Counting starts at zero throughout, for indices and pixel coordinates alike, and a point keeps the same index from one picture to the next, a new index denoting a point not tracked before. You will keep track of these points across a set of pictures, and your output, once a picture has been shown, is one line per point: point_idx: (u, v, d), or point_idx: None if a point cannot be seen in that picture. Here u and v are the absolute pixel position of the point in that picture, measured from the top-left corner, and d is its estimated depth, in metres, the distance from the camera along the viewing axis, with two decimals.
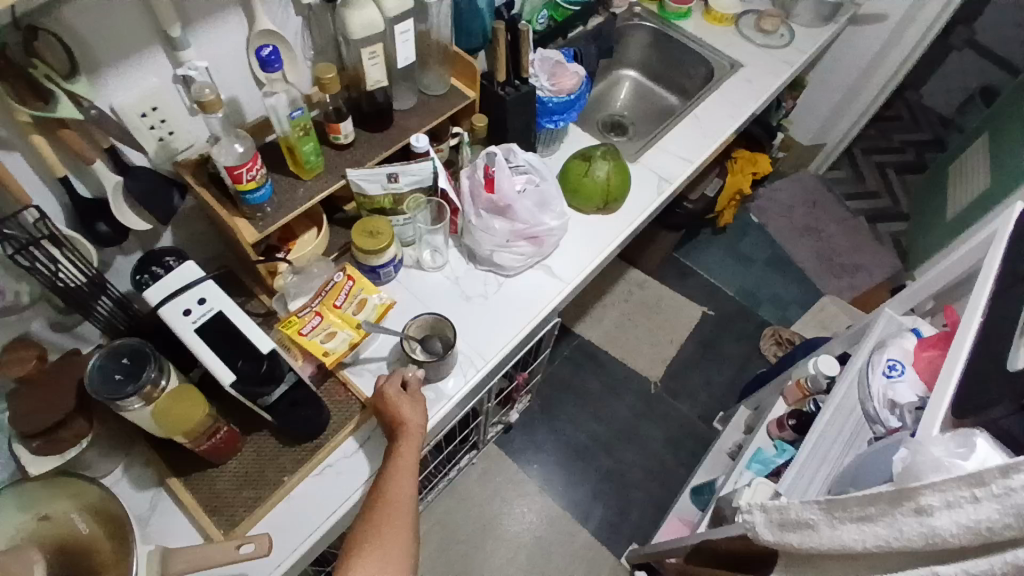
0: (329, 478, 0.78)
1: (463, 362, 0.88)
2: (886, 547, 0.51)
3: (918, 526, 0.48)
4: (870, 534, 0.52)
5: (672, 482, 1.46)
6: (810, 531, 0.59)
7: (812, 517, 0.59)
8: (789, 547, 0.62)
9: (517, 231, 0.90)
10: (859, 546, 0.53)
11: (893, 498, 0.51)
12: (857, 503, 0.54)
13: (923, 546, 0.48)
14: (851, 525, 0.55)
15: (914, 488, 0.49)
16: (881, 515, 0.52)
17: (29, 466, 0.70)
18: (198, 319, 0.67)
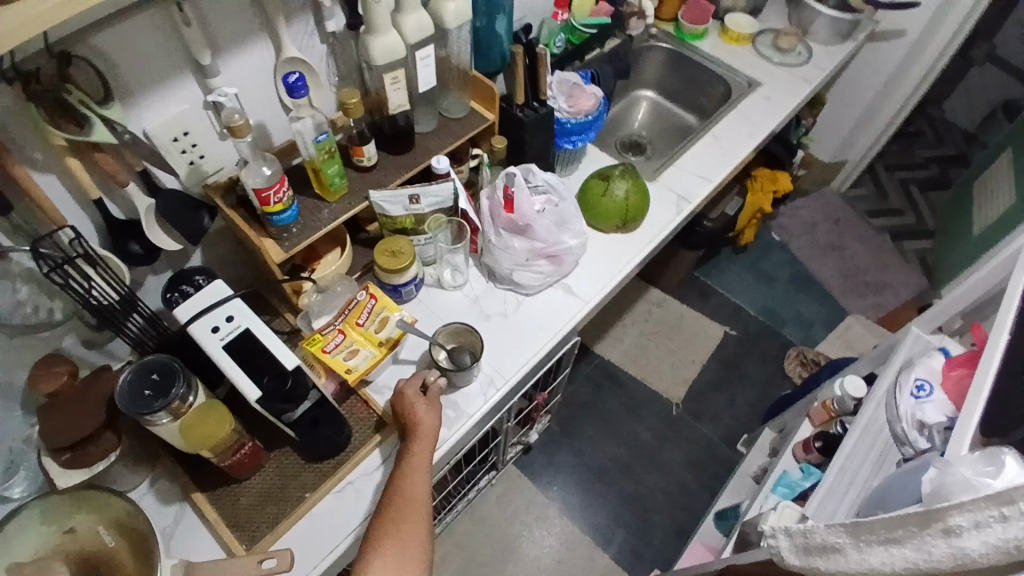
0: (351, 492, 0.79)
1: (483, 380, 0.88)
2: (916, 569, 0.49)
3: (948, 547, 0.47)
4: (898, 556, 0.51)
5: (696, 505, 1.44)
6: (836, 556, 0.57)
7: (839, 541, 0.57)
8: (815, 572, 0.60)
9: (536, 249, 0.91)
10: (886, 569, 0.52)
11: (921, 519, 0.50)
12: (883, 525, 0.53)
13: (953, 568, 0.47)
14: (878, 548, 0.53)
15: (943, 509, 0.48)
16: (908, 537, 0.50)
17: (58, 479, 0.72)
18: (226, 336, 0.69)
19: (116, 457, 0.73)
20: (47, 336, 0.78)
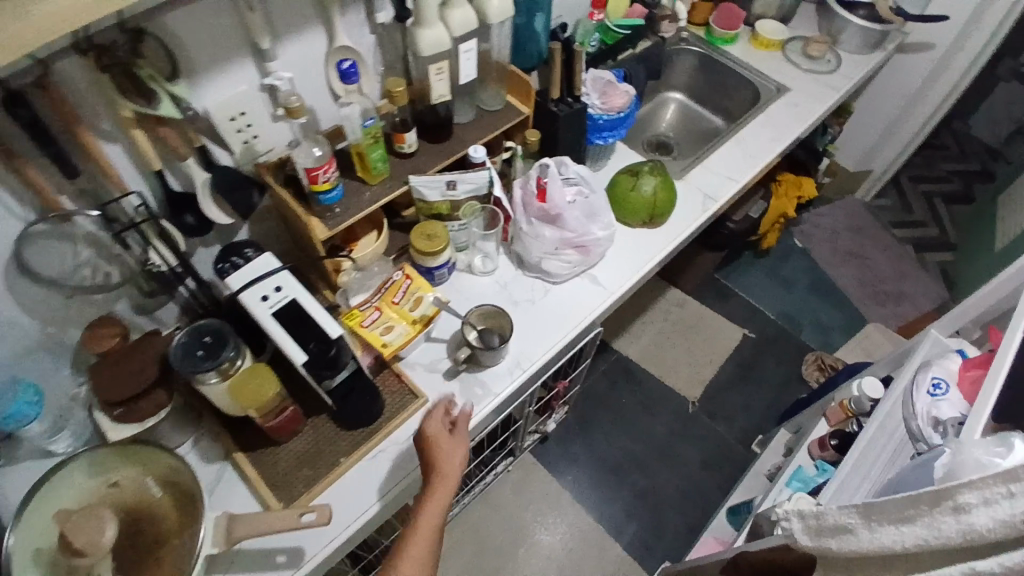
0: (382, 459, 0.84)
1: (510, 363, 0.92)
2: (925, 546, 0.52)
3: (956, 522, 0.50)
4: (908, 533, 0.53)
5: (708, 502, 1.46)
6: (847, 535, 0.60)
7: (851, 522, 0.59)
8: (827, 552, 0.63)
9: (566, 239, 0.94)
10: (897, 546, 0.54)
11: (933, 498, 0.52)
12: (894, 504, 0.55)
13: (961, 543, 0.49)
14: (888, 526, 0.56)
15: (952, 487, 0.51)
16: (919, 516, 0.53)
17: (109, 431, 0.78)
18: (275, 304, 0.73)
19: (165, 412, 0.79)
20: (101, 300, 0.83)
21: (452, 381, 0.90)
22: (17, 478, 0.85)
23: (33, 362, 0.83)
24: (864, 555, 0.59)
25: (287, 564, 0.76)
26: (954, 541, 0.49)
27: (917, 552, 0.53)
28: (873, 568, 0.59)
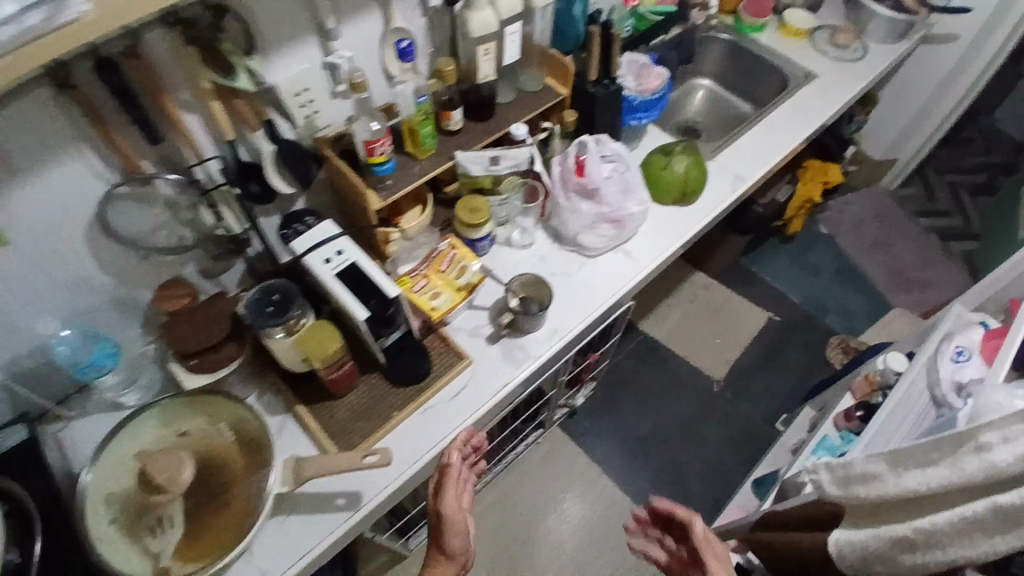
0: (430, 416, 0.90)
1: (549, 330, 0.97)
2: (947, 484, 0.58)
3: (978, 459, 0.56)
4: (932, 474, 0.60)
5: (731, 477, 1.51)
6: (876, 483, 0.67)
7: (880, 470, 0.67)
8: (855, 498, 0.70)
9: (602, 214, 1.00)
10: (921, 488, 0.61)
11: (957, 441, 0.59)
12: (921, 451, 0.63)
13: (981, 480, 0.56)
14: (913, 471, 0.63)
15: (975, 431, 0.58)
16: (944, 458, 0.60)
17: (187, 380, 0.88)
18: (337, 266, 0.80)
19: (234, 364, 0.87)
20: (172, 262, 0.90)
21: (494, 346, 0.96)
22: (89, 424, 0.92)
23: (110, 318, 0.90)
24: (890, 501, 0.66)
25: (346, 506, 0.84)
26: (975, 478, 0.56)
27: (939, 492, 0.60)
28: (897, 513, 0.66)
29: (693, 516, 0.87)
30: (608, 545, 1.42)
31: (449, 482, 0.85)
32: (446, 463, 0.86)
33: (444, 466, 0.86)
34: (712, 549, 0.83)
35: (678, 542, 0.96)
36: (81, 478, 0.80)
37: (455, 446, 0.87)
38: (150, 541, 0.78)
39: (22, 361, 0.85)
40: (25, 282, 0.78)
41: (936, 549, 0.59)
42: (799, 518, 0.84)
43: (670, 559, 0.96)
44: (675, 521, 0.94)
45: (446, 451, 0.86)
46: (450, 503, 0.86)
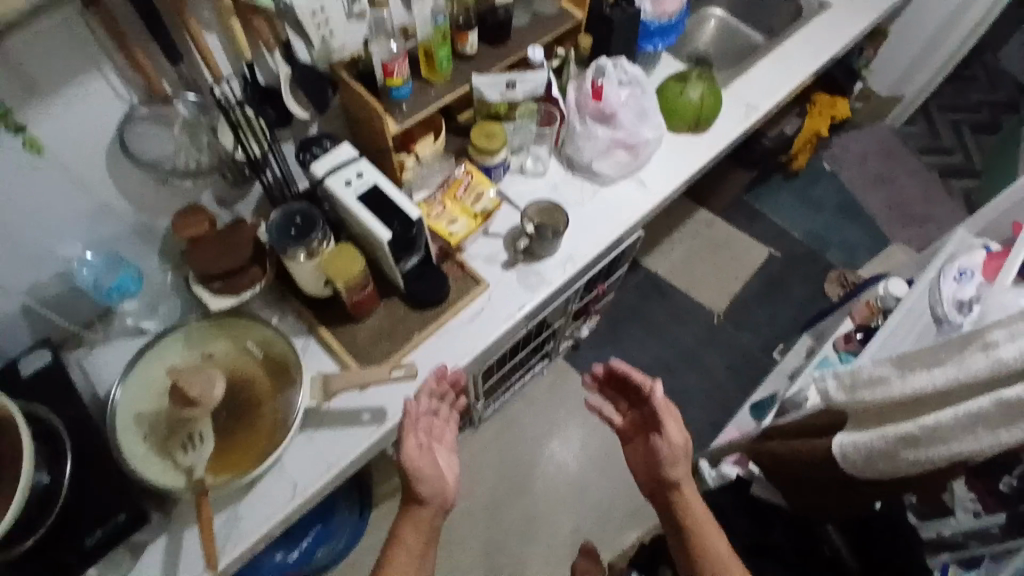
0: (450, 338, 0.94)
1: (564, 257, 0.99)
2: (954, 381, 0.68)
3: (985, 358, 0.65)
4: (941, 375, 0.69)
5: (729, 403, 1.57)
6: (881, 386, 0.77)
7: (885, 373, 0.77)
8: (860, 401, 0.80)
9: (616, 139, 1.02)
10: (929, 387, 0.70)
11: (964, 342, 0.69)
12: (930, 355, 0.72)
13: (986, 375, 0.65)
14: (922, 373, 0.72)
15: (984, 332, 0.67)
16: (951, 358, 0.69)
17: (211, 303, 0.88)
18: (358, 189, 0.82)
19: (258, 288, 0.89)
20: (190, 189, 0.89)
21: (510, 271, 0.99)
22: (114, 349, 0.93)
23: (130, 245, 0.91)
24: (894, 401, 0.75)
25: (372, 420, 0.90)
26: (982, 375, 0.65)
27: (945, 391, 0.69)
28: (898, 412, 0.75)
29: (651, 383, 0.90)
30: (613, 466, 1.49)
31: (406, 430, 0.86)
32: (405, 412, 0.87)
33: (403, 415, 0.87)
34: (671, 412, 0.90)
35: (628, 407, 0.99)
36: (112, 394, 0.84)
37: (422, 389, 0.89)
38: (182, 456, 0.82)
39: (44, 286, 0.86)
40: (47, 203, 0.78)
41: (941, 444, 0.68)
42: (797, 430, 0.96)
43: (619, 423, 0.99)
44: (626, 385, 0.97)
45: (415, 394, 0.89)
46: (411, 449, 0.85)
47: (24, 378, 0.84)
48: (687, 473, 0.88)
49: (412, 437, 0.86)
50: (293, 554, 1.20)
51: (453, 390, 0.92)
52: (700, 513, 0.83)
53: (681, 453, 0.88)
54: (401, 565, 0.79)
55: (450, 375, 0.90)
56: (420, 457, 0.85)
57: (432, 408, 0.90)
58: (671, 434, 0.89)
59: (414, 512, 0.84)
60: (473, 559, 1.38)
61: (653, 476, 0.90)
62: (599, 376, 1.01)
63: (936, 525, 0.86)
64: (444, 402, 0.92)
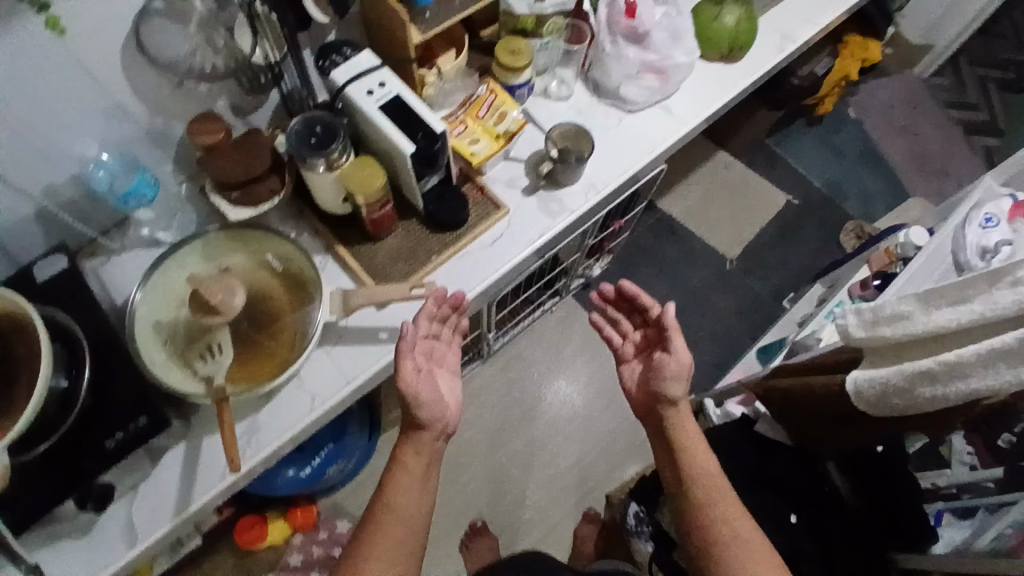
0: (468, 262, 0.93)
1: (585, 185, 0.98)
2: (980, 317, 0.66)
3: (1012, 293, 0.64)
4: (965, 311, 0.68)
5: (734, 347, 1.58)
6: (903, 322, 0.75)
7: (908, 309, 0.75)
8: (879, 338, 0.78)
9: (647, 62, 0.99)
10: (952, 324, 0.69)
11: (991, 276, 0.67)
12: (954, 291, 0.70)
13: (1014, 310, 0.64)
14: (945, 310, 0.71)
15: (1012, 266, 0.65)
16: (977, 294, 0.68)
17: (231, 212, 0.90)
18: (380, 99, 0.81)
19: (277, 199, 0.90)
20: (205, 93, 0.88)
21: (531, 197, 0.97)
22: (128, 258, 0.94)
23: (145, 149, 0.91)
24: (917, 337, 0.74)
25: (389, 339, 0.91)
26: (1008, 311, 0.64)
27: (968, 327, 0.68)
28: (919, 348, 0.74)
29: (666, 303, 0.87)
30: (616, 402, 1.50)
31: (401, 353, 0.81)
32: (400, 336, 0.82)
33: (398, 339, 0.82)
34: (680, 331, 0.85)
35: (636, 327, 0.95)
36: (133, 297, 0.85)
37: (422, 311, 0.86)
38: (202, 364, 0.82)
39: (59, 189, 0.86)
40: (62, 100, 0.77)
41: (958, 380, 0.67)
42: (808, 365, 0.94)
43: (621, 344, 0.95)
44: (635, 304, 0.94)
45: (414, 316, 0.86)
46: (407, 373, 0.80)
47: (38, 285, 0.83)
48: (685, 391, 0.85)
49: (409, 360, 0.81)
50: (306, 470, 1.24)
51: (454, 313, 0.88)
52: (693, 435, 0.83)
53: (684, 371, 0.84)
54: (403, 487, 0.77)
55: (449, 298, 0.87)
56: (418, 381, 0.81)
57: (431, 331, 0.87)
58: (678, 352, 0.85)
59: (414, 436, 0.81)
60: (478, 485, 1.42)
61: (649, 393, 0.87)
62: (607, 294, 0.97)
63: (933, 477, 0.96)
64: (445, 325, 0.89)
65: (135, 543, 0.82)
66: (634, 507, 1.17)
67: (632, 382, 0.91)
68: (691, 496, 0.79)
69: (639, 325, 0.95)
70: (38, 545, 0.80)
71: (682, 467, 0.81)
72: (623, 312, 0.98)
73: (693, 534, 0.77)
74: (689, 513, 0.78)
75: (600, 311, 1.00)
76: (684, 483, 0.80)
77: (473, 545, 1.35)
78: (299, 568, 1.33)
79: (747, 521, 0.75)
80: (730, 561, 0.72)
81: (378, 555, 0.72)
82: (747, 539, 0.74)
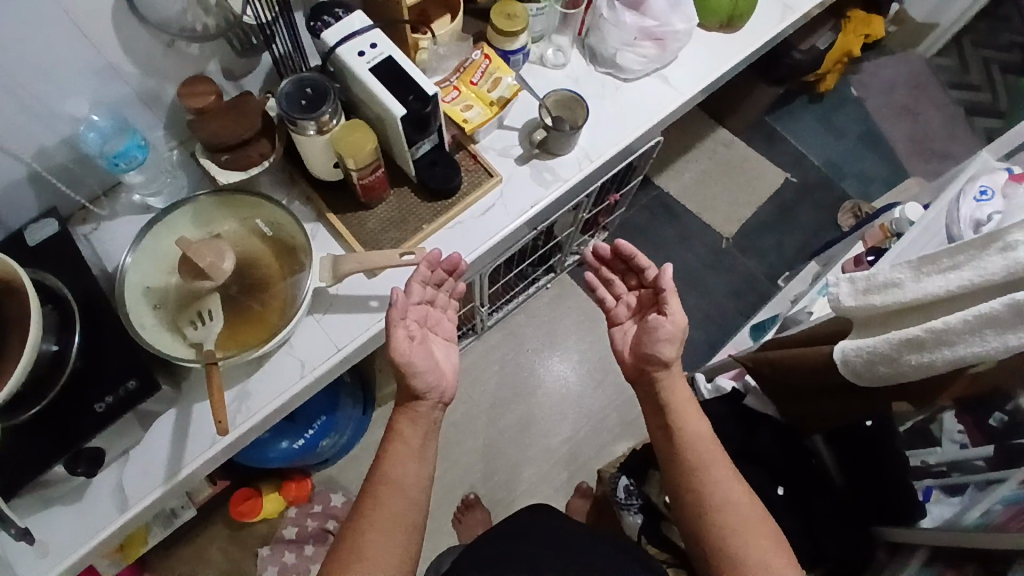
0: (459, 231, 0.93)
1: (579, 154, 0.98)
2: (969, 284, 0.66)
3: (1002, 258, 0.64)
4: (955, 278, 0.68)
5: (728, 327, 1.58)
6: (894, 290, 0.75)
7: (900, 277, 0.75)
8: (870, 307, 0.78)
9: (644, 29, 0.99)
10: (942, 291, 0.69)
11: (984, 243, 0.66)
12: (946, 257, 0.70)
13: (1004, 276, 0.64)
14: (936, 277, 0.70)
15: (1004, 232, 0.65)
16: (967, 261, 0.68)
17: (219, 176, 0.89)
18: (372, 60, 0.81)
19: (267, 163, 0.89)
20: (196, 54, 0.87)
21: (524, 166, 0.97)
22: (119, 225, 0.94)
23: (137, 111, 0.90)
24: (906, 306, 0.74)
25: (380, 307, 0.91)
26: (998, 276, 0.64)
27: (957, 294, 0.68)
28: (908, 316, 0.75)
29: (663, 264, 0.86)
30: (609, 379, 1.50)
31: (393, 322, 0.80)
32: (390, 305, 0.81)
33: (388, 308, 0.81)
34: (676, 294, 0.86)
35: (631, 289, 0.94)
36: (123, 262, 0.84)
37: (414, 276, 0.85)
38: (192, 331, 0.82)
39: (50, 152, 0.85)
40: (52, 58, 0.75)
41: (945, 348, 0.67)
42: (799, 339, 0.93)
43: (614, 306, 0.94)
44: (630, 266, 0.93)
45: (408, 281, 0.85)
46: (400, 343, 0.80)
47: (32, 246, 0.83)
48: (678, 353, 0.84)
49: (400, 329, 0.81)
50: (298, 442, 1.22)
51: (451, 277, 0.87)
52: (684, 398, 0.83)
53: (679, 334, 0.84)
54: (400, 457, 0.76)
55: (444, 262, 0.86)
56: (412, 350, 0.80)
57: (426, 296, 0.86)
58: (673, 314, 0.85)
59: (411, 406, 0.81)
60: (471, 460, 1.43)
61: (641, 355, 0.86)
62: (602, 254, 0.95)
63: (923, 454, 0.89)
64: (440, 289, 0.88)
65: (126, 508, 0.82)
66: (623, 480, 1.17)
67: (625, 345, 0.90)
68: (683, 461, 0.78)
69: (633, 287, 0.94)
70: (31, 509, 0.81)
71: (672, 429, 0.81)
72: (616, 274, 0.96)
73: (682, 496, 0.77)
74: (679, 477, 0.78)
75: (594, 272, 0.98)
76: (676, 447, 0.80)
77: (465, 519, 1.36)
78: (294, 541, 1.34)
79: (737, 485, 0.76)
80: (721, 523, 0.73)
81: (375, 525, 0.71)
82: (736, 500, 0.75)
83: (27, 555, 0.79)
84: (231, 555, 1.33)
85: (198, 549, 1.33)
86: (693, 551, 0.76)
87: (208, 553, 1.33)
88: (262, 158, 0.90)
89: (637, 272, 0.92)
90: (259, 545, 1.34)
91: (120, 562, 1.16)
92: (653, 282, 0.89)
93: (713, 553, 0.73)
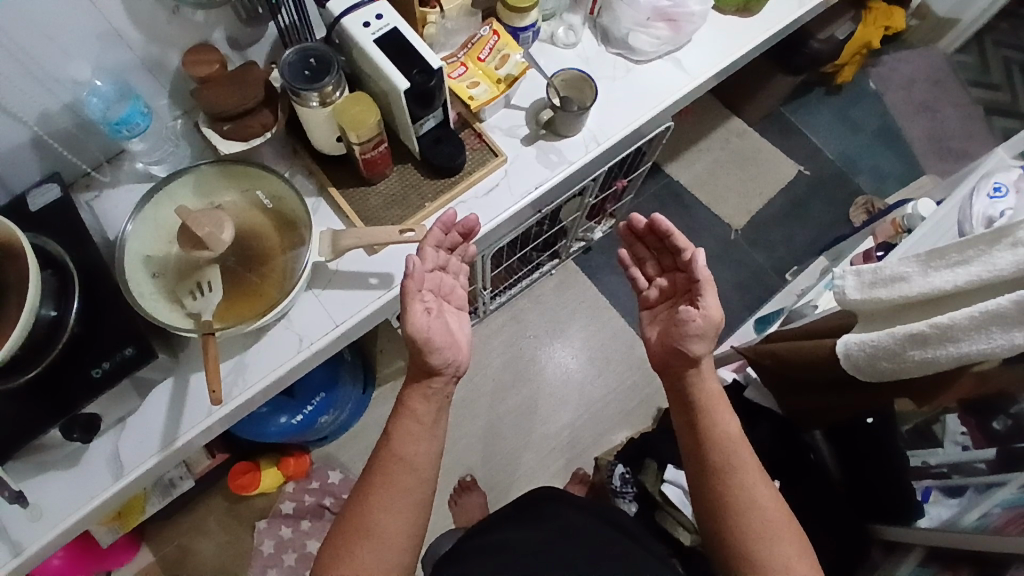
0: (463, 210, 0.91)
1: (588, 135, 0.97)
2: (975, 280, 0.65)
3: (1011, 254, 0.63)
4: (963, 274, 0.66)
5: (733, 320, 1.55)
6: (900, 284, 0.74)
7: (907, 271, 0.73)
8: (875, 300, 0.76)
9: (658, 9, 0.97)
10: (950, 286, 0.68)
11: (993, 238, 0.65)
12: (955, 252, 0.69)
13: (1012, 273, 0.62)
14: (944, 271, 0.69)
15: (1015, 227, 0.64)
16: (976, 256, 0.66)
17: (222, 147, 0.90)
18: (376, 32, 0.80)
19: (268, 134, 0.89)
20: (202, 22, 0.86)
21: (531, 146, 0.95)
22: (121, 192, 0.94)
23: (141, 78, 0.89)
24: (911, 300, 0.73)
25: (379, 285, 0.91)
26: (1007, 272, 0.62)
27: (966, 289, 0.67)
28: (914, 310, 0.73)
29: (697, 249, 0.83)
30: (608, 368, 1.49)
31: (409, 295, 0.77)
32: (407, 275, 0.78)
33: (405, 277, 0.78)
34: (713, 284, 0.82)
35: (666, 273, 0.92)
36: (123, 230, 0.83)
37: (428, 239, 0.82)
38: (191, 301, 0.82)
39: (54, 118, 0.84)
40: (56, 20, 0.75)
41: (951, 344, 0.66)
42: (803, 331, 0.91)
43: (646, 289, 0.93)
44: (666, 245, 0.90)
45: (421, 245, 0.82)
46: (417, 316, 0.77)
47: (32, 211, 0.83)
48: (708, 350, 0.81)
49: (418, 302, 0.78)
50: (297, 418, 1.22)
51: (464, 240, 0.86)
52: (716, 396, 0.80)
53: (711, 329, 0.81)
54: (412, 435, 0.76)
55: (459, 224, 0.84)
56: (430, 323, 0.78)
57: (440, 261, 0.84)
58: (707, 308, 0.81)
59: (425, 382, 0.79)
60: (469, 442, 1.43)
61: (668, 346, 0.83)
62: (636, 227, 0.92)
63: (924, 454, 0.85)
64: (453, 254, 0.86)
65: (120, 476, 0.82)
66: (620, 468, 1.19)
67: (653, 336, 0.88)
68: (712, 462, 0.76)
69: (666, 269, 0.92)
70: (27, 474, 0.81)
71: (701, 425, 0.79)
72: (650, 251, 0.94)
73: (707, 498, 0.75)
74: (706, 478, 0.76)
75: (628, 247, 0.97)
76: (704, 446, 0.77)
77: (461, 501, 1.36)
78: (291, 516, 1.35)
79: (765, 487, 0.74)
80: (746, 525, 0.72)
81: (384, 505, 0.71)
82: (765, 504, 0.73)
83: (21, 517, 0.80)
84: (228, 527, 1.35)
85: (196, 519, 1.35)
86: (715, 551, 0.75)
87: (205, 525, 1.34)
88: (263, 129, 0.89)
89: (673, 252, 0.88)
90: (255, 519, 1.35)
91: (118, 529, 1.18)
92: (688, 264, 0.85)
93: (733, 558, 0.72)
